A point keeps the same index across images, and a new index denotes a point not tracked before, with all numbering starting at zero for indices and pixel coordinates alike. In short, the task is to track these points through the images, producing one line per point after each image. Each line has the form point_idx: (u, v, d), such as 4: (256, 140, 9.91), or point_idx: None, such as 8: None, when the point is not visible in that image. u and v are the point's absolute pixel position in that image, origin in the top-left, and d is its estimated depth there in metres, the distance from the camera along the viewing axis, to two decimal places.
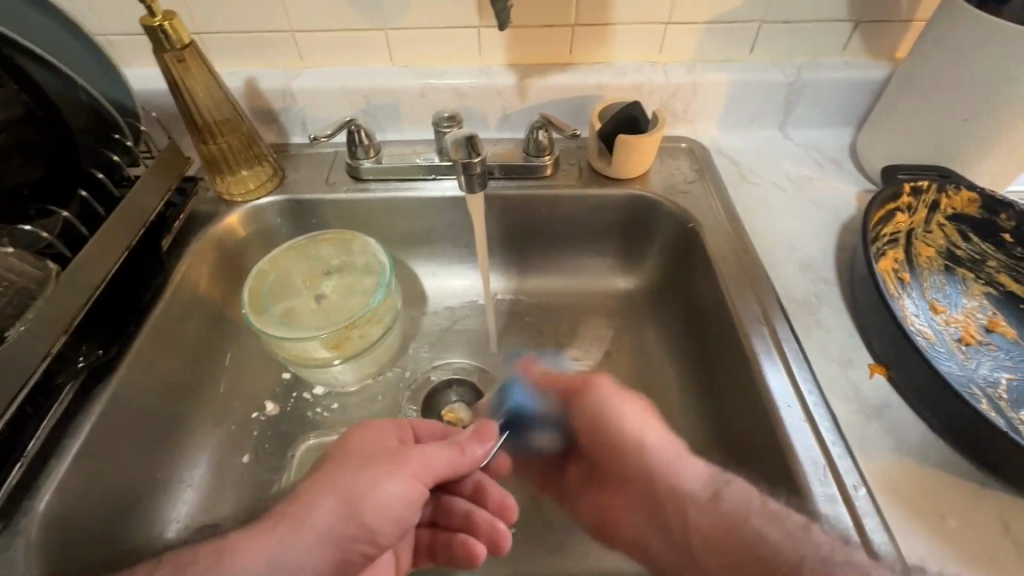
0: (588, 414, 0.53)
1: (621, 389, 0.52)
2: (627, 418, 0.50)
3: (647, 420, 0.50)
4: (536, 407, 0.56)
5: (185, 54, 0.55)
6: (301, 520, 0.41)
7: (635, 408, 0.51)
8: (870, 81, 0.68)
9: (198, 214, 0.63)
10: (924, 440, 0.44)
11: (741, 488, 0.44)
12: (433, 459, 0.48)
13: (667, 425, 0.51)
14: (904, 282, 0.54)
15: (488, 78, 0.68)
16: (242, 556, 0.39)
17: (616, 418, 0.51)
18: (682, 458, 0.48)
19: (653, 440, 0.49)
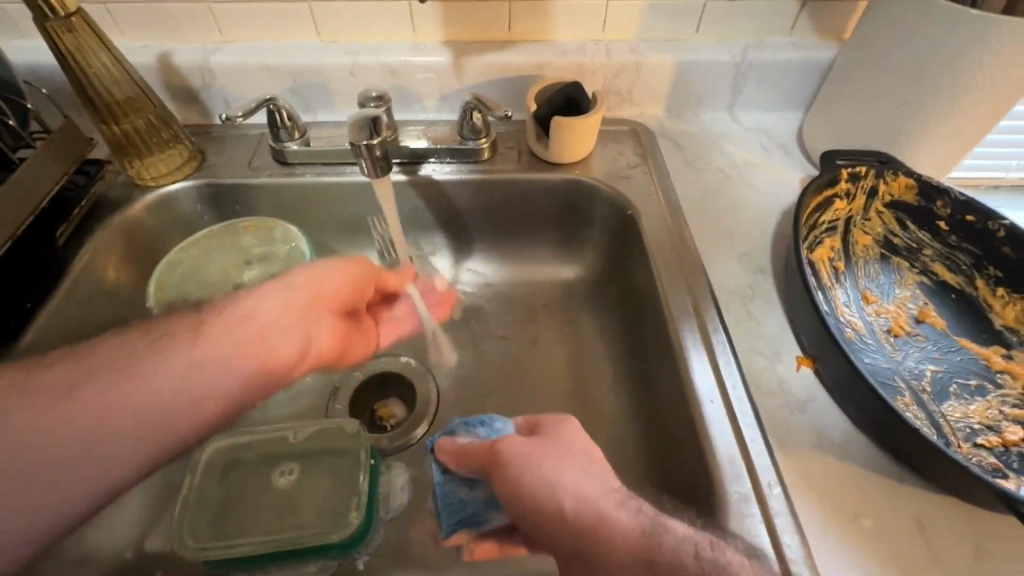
0: (501, 477, 0.39)
1: (538, 439, 0.40)
2: (536, 472, 0.37)
3: (562, 462, 0.37)
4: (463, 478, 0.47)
5: (72, 24, 0.50)
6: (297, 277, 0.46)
7: (556, 450, 0.38)
8: (818, 63, 0.66)
9: (104, 200, 0.59)
10: (844, 436, 0.43)
11: (678, 535, 0.32)
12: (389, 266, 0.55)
13: (602, 468, 0.37)
14: (838, 271, 0.53)
15: (422, 56, 0.64)
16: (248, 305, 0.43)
17: (523, 477, 0.37)
18: (608, 506, 0.34)
19: (566, 490, 0.35)
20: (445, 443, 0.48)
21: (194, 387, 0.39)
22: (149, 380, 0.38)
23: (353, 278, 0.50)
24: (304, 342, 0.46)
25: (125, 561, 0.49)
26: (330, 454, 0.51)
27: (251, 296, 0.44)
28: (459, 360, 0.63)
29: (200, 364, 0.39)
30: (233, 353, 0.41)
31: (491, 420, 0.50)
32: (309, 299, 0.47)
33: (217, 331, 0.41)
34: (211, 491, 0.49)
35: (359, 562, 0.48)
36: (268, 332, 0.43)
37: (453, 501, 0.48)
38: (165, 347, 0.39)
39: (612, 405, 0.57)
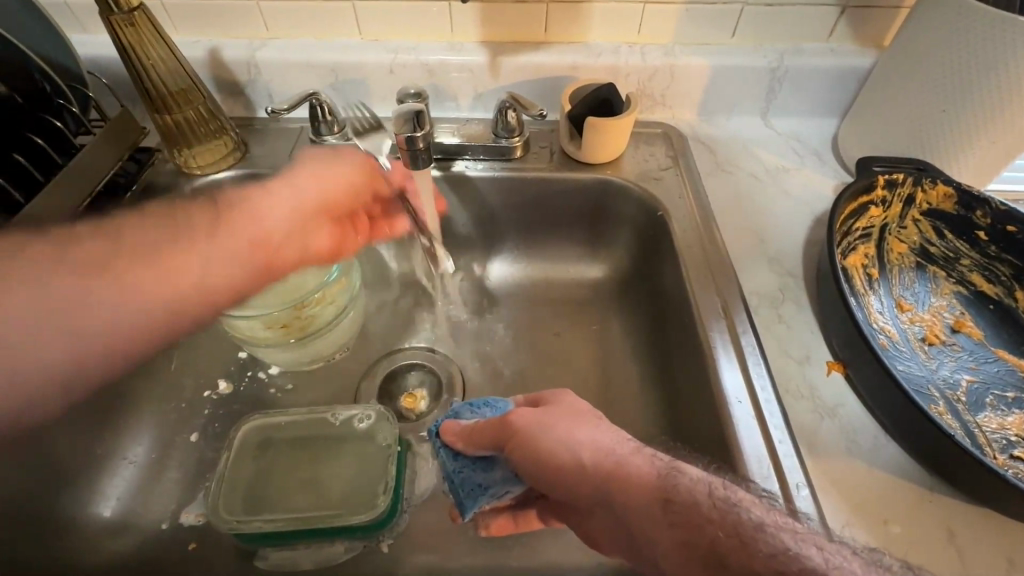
0: (514, 445, 0.39)
1: (544, 407, 0.40)
2: (550, 433, 0.37)
3: (573, 420, 0.38)
4: (472, 465, 0.45)
5: (135, 17, 0.53)
6: (284, 184, 0.47)
7: (563, 412, 0.39)
8: (854, 71, 0.65)
9: (154, 186, 0.62)
10: (875, 442, 0.43)
11: (692, 477, 0.32)
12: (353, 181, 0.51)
13: (608, 423, 0.38)
14: (872, 278, 0.53)
15: (459, 56, 0.66)
16: (256, 207, 0.46)
17: (537, 440, 0.38)
18: (623, 452, 0.35)
19: (582, 445, 0.36)
20: (451, 426, 0.46)
21: (206, 285, 0.42)
22: (175, 272, 0.41)
23: (357, 184, 0.51)
24: (302, 245, 0.49)
25: (163, 532, 0.51)
26: (355, 439, 0.53)
27: (265, 197, 0.46)
28: (485, 355, 0.64)
29: (218, 270, 0.43)
30: (185, 295, 0.41)
31: (493, 400, 0.49)
32: (313, 211, 0.49)
33: (231, 225, 0.44)
34: (244, 469, 0.51)
35: (384, 542, 0.50)
36: (276, 233, 0.46)
37: (471, 486, 0.44)
38: (185, 242, 0.42)
39: (637, 405, 0.58)
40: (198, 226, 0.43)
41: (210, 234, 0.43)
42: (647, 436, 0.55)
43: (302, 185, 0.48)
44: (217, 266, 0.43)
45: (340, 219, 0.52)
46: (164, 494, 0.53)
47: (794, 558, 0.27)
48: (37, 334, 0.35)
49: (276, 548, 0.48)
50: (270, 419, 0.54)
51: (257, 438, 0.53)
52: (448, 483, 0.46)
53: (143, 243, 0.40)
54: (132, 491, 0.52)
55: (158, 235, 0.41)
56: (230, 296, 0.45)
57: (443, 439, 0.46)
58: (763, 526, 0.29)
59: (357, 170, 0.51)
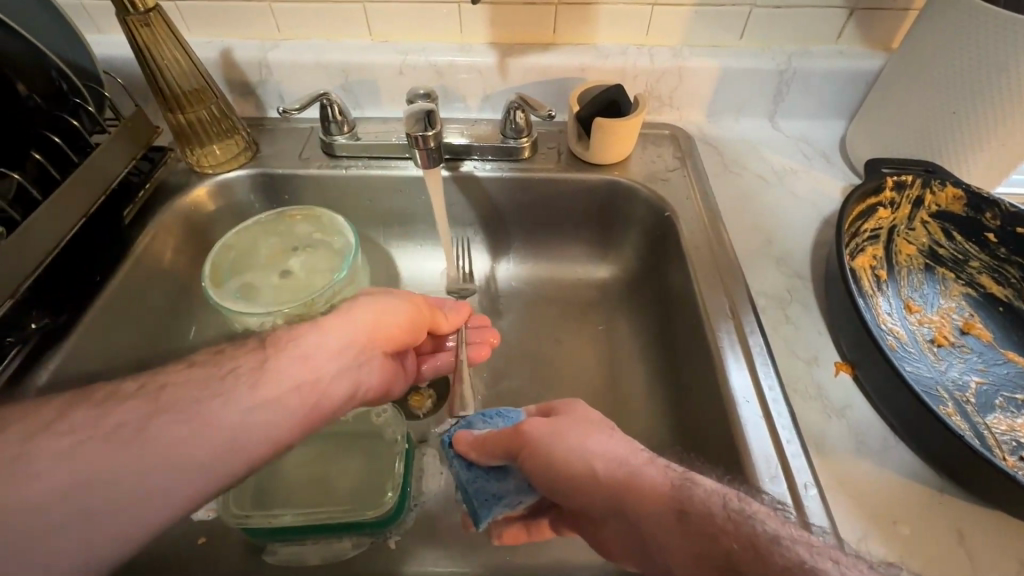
0: (527, 454, 0.40)
1: (555, 418, 0.41)
2: (562, 441, 0.38)
3: (586, 429, 0.39)
4: (487, 476, 0.45)
5: (150, 18, 0.54)
6: (337, 317, 0.43)
7: (575, 422, 0.40)
8: (862, 73, 0.65)
9: (166, 184, 0.62)
10: (883, 442, 0.43)
11: (706, 487, 0.32)
12: (396, 318, 0.47)
13: (620, 435, 0.39)
14: (880, 280, 0.53)
15: (468, 57, 0.66)
16: (309, 341, 0.40)
17: (549, 447, 0.39)
18: (637, 462, 0.35)
19: (595, 454, 0.37)
20: (464, 436, 0.47)
21: (242, 438, 0.35)
22: (210, 425, 0.34)
23: (408, 321, 0.49)
24: (354, 386, 0.42)
25: (172, 527, 0.51)
26: (365, 438, 0.53)
27: (318, 332, 0.41)
28: (492, 355, 0.64)
29: (260, 412, 0.36)
30: (218, 455, 0.34)
31: (505, 410, 0.50)
32: (369, 343, 0.44)
33: (281, 368, 0.38)
34: (254, 465, 0.51)
35: (391, 541, 0.50)
36: (330, 387, 0.40)
37: (485, 496, 0.45)
38: (228, 390, 0.36)
39: (644, 405, 0.58)
40: (245, 373, 0.37)
41: (257, 372, 0.37)
42: (654, 436, 0.55)
43: (359, 318, 0.44)
44: (258, 412, 0.36)
45: (391, 360, 0.49)
46: None
47: (811, 570, 0.26)
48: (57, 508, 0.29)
49: (284, 543, 0.48)
50: None
51: None
52: (462, 493, 0.47)
53: (181, 403, 0.35)
54: None
55: (202, 384, 0.36)
56: (270, 449, 0.36)
57: (456, 449, 0.47)
58: (778, 538, 0.28)
59: (407, 309, 0.49)
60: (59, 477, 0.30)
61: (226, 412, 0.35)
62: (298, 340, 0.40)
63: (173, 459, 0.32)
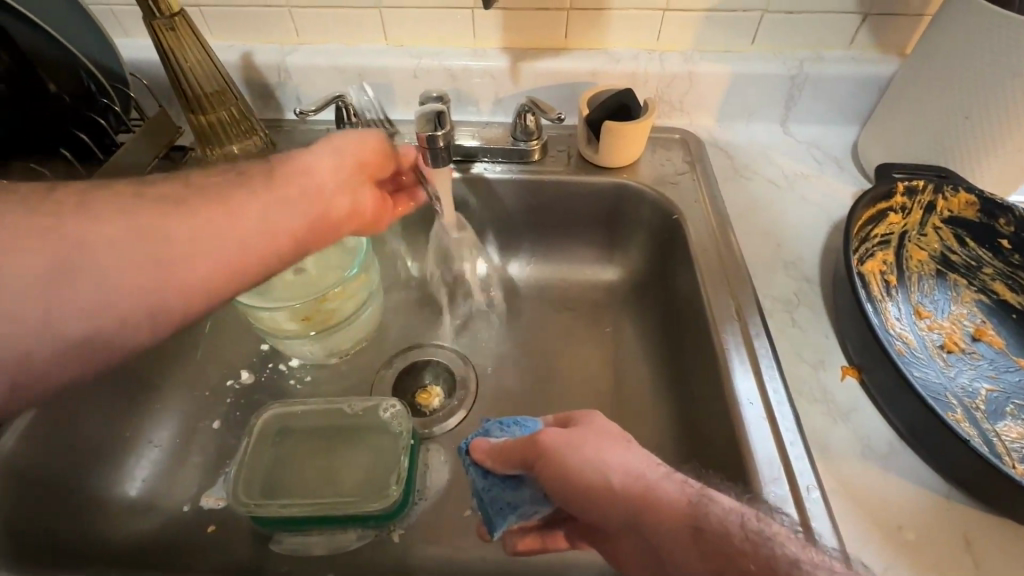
0: (544, 466, 0.39)
1: (573, 428, 0.41)
2: (578, 455, 0.38)
3: (603, 440, 0.38)
4: (502, 485, 0.45)
5: (175, 23, 0.56)
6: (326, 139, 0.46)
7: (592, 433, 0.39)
8: (875, 79, 0.65)
9: (186, 183, 0.64)
10: (888, 447, 0.43)
11: (724, 506, 0.32)
12: (375, 147, 0.49)
13: (638, 448, 0.38)
14: (889, 285, 0.52)
15: (481, 61, 0.67)
16: (308, 162, 0.44)
17: (565, 460, 0.38)
18: (654, 477, 0.35)
19: (612, 468, 0.36)
20: (480, 444, 0.47)
21: (269, 231, 0.40)
22: (231, 220, 0.39)
23: (383, 150, 0.50)
24: (353, 205, 0.47)
25: (184, 515, 0.52)
26: (370, 431, 0.54)
27: (311, 157, 0.45)
28: (498, 354, 0.65)
29: (277, 212, 0.41)
30: (260, 237, 0.40)
31: (523, 419, 0.49)
32: (323, 188, 0.44)
33: (283, 182, 0.42)
34: (264, 457, 0.53)
35: (396, 533, 0.51)
36: (329, 204, 0.45)
37: (500, 504, 0.45)
38: (240, 193, 0.40)
39: (649, 407, 0.58)
40: (260, 174, 0.42)
41: (269, 180, 0.42)
42: (658, 438, 0.55)
43: (336, 146, 0.46)
44: (275, 208, 0.41)
45: (379, 188, 0.52)
46: (185, 480, 0.54)
47: None
48: (125, 272, 0.35)
49: (291, 533, 0.49)
50: (289, 407, 0.55)
51: (276, 427, 0.54)
52: (479, 501, 0.47)
53: (180, 214, 0.37)
54: (157, 475, 0.54)
55: (216, 187, 0.40)
56: (290, 245, 0.42)
57: (472, 456, 0.47)
58: (798, 562, 0.28)
59: (378, 142, 0.50)
60: (98, 256, 0.34)
61: (242, 213, 0.39)
62: (298, 156, 0.44)
63: (210, 248, 0.38)
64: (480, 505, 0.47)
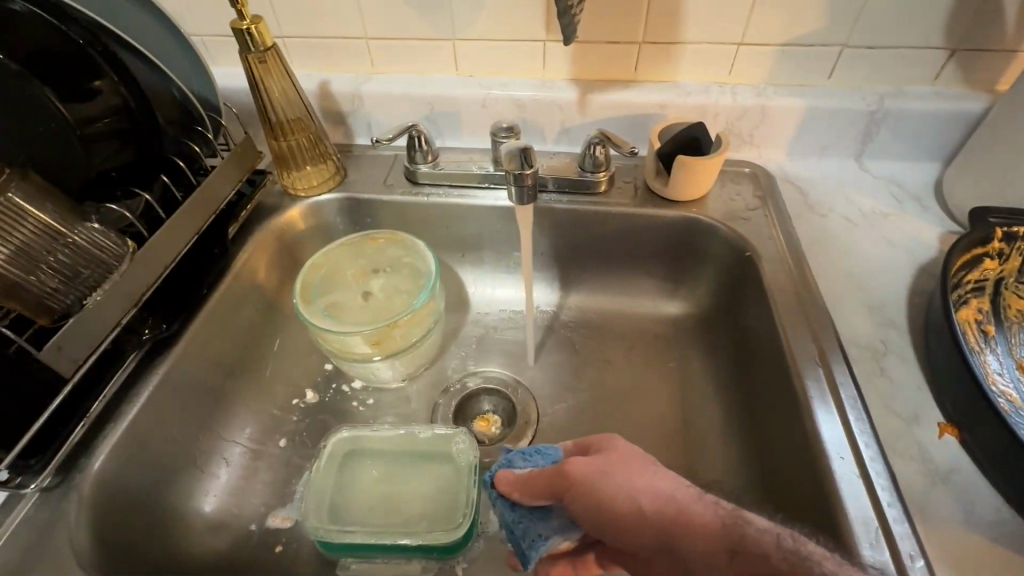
0: (575, 497, 0.38)
1: (595, 452, 0.40)
2: (610, 481, 0.37)
3: (630, 466, 0.38)
4: (529, 515, 0.42)
5: (266, 56, 0.58)
6: None
7: (618, 460, 0.39)
8: (962, 115, 0.62)
9: (264, 206, 0.67)
10: (996, 514, 0.40)
11: (758, 526, 0.33)
12: None
13: (661, 469, 0.38)
14: (987, 335, 0.49)
15: (549, 92, 0.68)
16: None
17: (597, 489, 0.37)
18: (687, 501, 0.35)
19: (644, 494, 0.36)
20: (505, 475, 0.44)
21: None
22: None
23: None
24: None
25: (252, 532, 0.53)
26: (436, 460, 0.54)
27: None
28: (558, 385, 0.64)
29: None
30: None
31: (544, 446, 0.46)
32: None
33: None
34: (330, 480, 0.53)
35: (457, 566, 0.50)
36: None
37: (531, 536, 0.42)
38: None
39: (717, 451, 0.56)
40: None
41: None
42: (728, 484, 0.53)
43: None
44: None
45: None
46: (254, 498, 0.55)
47: None
48: None
49: (356, 559, 0.50)
50: (358, 432, 0.56)
51: (343, 450, 0.55)
52: (507, 533, 0.44)
53: None
54: (229, 490, 0.55)
55: None
56: None
57: (498, 489, 0.44)
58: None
59: None
60: None
61: None
62: None
63: None
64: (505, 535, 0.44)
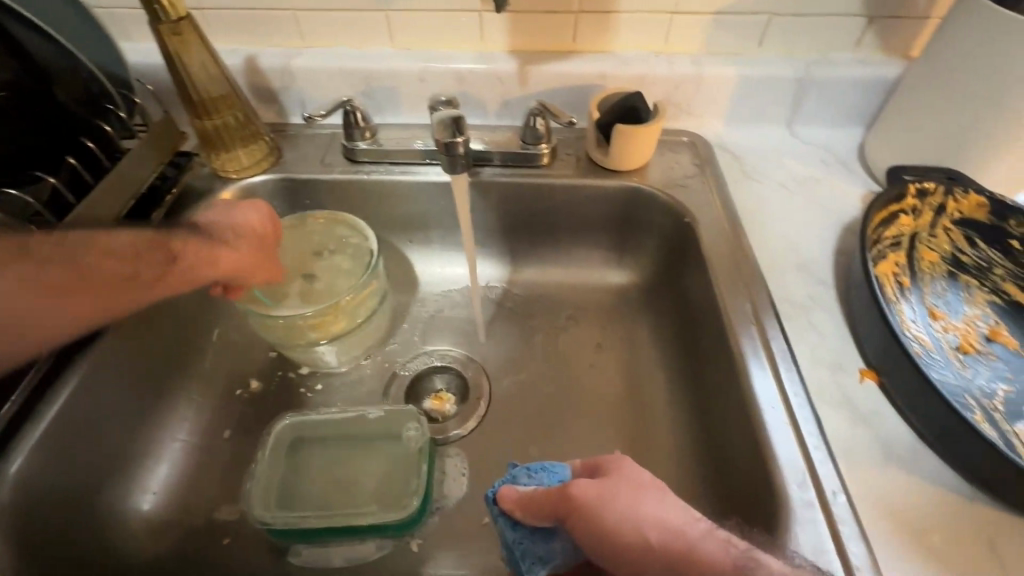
0: (578, 522, 0.37)
1: (607, 477, 0.38)
2: (616, 510, 0.35)
3: (638, 493, 0.36)
4: (532, 540, 0.41)
5: (180, 27, 0.55)
6: None
7: (626, 485, 0.37)
8: (881, 81, 0.65)
9: (193, 189, 0.63)
10: (910, 449, 0.43)
11: (774, 572, 0.29)
12: None
13: (676, 498, 0.36)
14: (903, 287, 0.53)
15: (488, 64, 0.67)
16: None
17: (600, 517, 0.36)
18: (695, 534, 0.33)
19: (649, 524, 0.34)
20: (507, 492, 0.43)
21: None
22: None
23: None
24: None
25: (197, 527, 0.52)
26: (390, 444, 0.54)
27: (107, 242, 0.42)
28: (510, 359, 0.65)
29: None
30: None
31: (551, 463, 0.44)
32: (264, 239, 0.54)
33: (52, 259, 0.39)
34: (278, 468, 0.52)
35: (413, 542, 0.50)
36: None
37: (532, 558, 0.41)
38: None
39: (664, 413, 0.58)
40: None
41: None
42: (674, 442, 0.55)
43: None
44: None
45: None
46: (198, 494, 0.53)
47: None
48: None
49: (308, 545, 0.49)
50: (301, 417, 0.54)
51: (289, 437, 0.54)
52: (506, 551, 0.43)
53: None
54: (169, 486, 0.53)
55: None
56: None
57: (500, 506, 0.43)
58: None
59: None
60: None
61: None
62: None
63: None
64: (507, 552, 0.43)
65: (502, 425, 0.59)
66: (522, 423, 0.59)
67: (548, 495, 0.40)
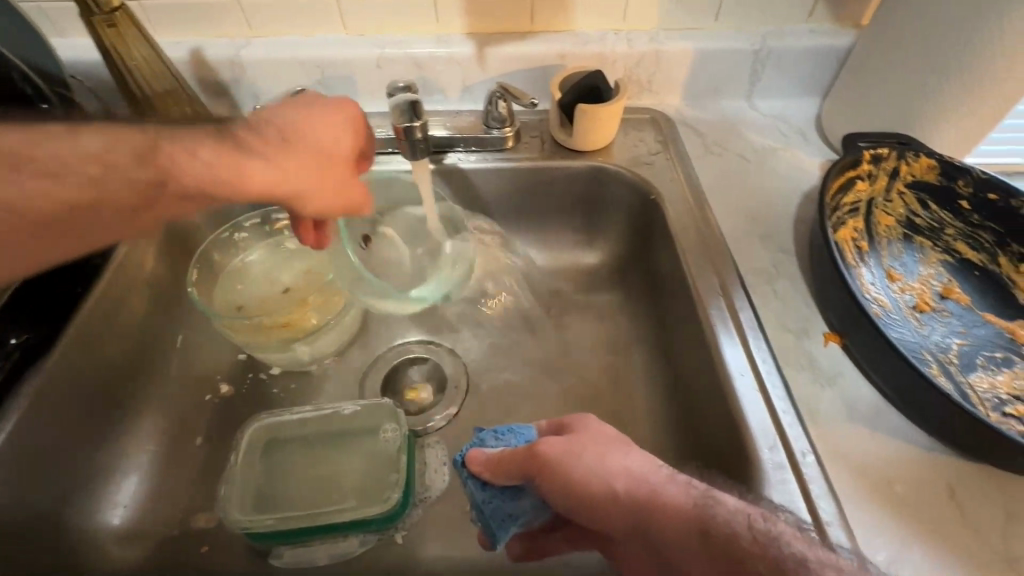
0: (547, 479, 0.38)
1: (572, 433, 0.40)
2: (582, 463, 0.37)
3: (603, 448, 0.38)
4: (503, 498, 0.42)
5: (115, 18, 0.52)
6: None
7: (590, 441, 0.39)
8: (835, 51, 0.67)
9: None
10: (873, 406, 0.45)
11: (730, 507, 0.32)
12: None
13: (640, 450, 0.38)
14: (862, 251, 0.55)
15: (446, 48, 0.65)
16: None
17: (568, 470, 0.37)
18: (658, 479, 0.36)
19: (614, 474, 0.36)
20: (477, 455, 0.43)
21: None
22: None
23: None
24: None
25: (172, 539, 0.50)
26: (367, 436, 0.53)
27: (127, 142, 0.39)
28: (485, 346, 0.64)
29: None
30: None
31: (518, 426, 0.46)
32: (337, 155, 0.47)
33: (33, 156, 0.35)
34: (254, 468, 0.51)
35: (398, 535, 0.50)
36: None
37: (501, 516, 0.42)
38: None
39: (640, 388, 0.59)
40: None
41: None
42: (652, 417, 0.56)
43: None
44: None
45: None
46: (171, 504, 0.52)
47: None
48: None
49: (290, 546, 0.48)
50: (274, 417, 0.53)
51: (263, 439, 0.53)
52: (476, 512, 0.44)
53: None
54: (140, 498, 0.52)
55: None
56: None
57: (470, 469, 0.43)
58: (807, 560, 0.28)
59: None
60: None
61: None
62: None
63: None
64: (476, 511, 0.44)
65: (480, 412, 0.59)
66: (500, 409, 0.59)
67: (519, 456, 0.41)
